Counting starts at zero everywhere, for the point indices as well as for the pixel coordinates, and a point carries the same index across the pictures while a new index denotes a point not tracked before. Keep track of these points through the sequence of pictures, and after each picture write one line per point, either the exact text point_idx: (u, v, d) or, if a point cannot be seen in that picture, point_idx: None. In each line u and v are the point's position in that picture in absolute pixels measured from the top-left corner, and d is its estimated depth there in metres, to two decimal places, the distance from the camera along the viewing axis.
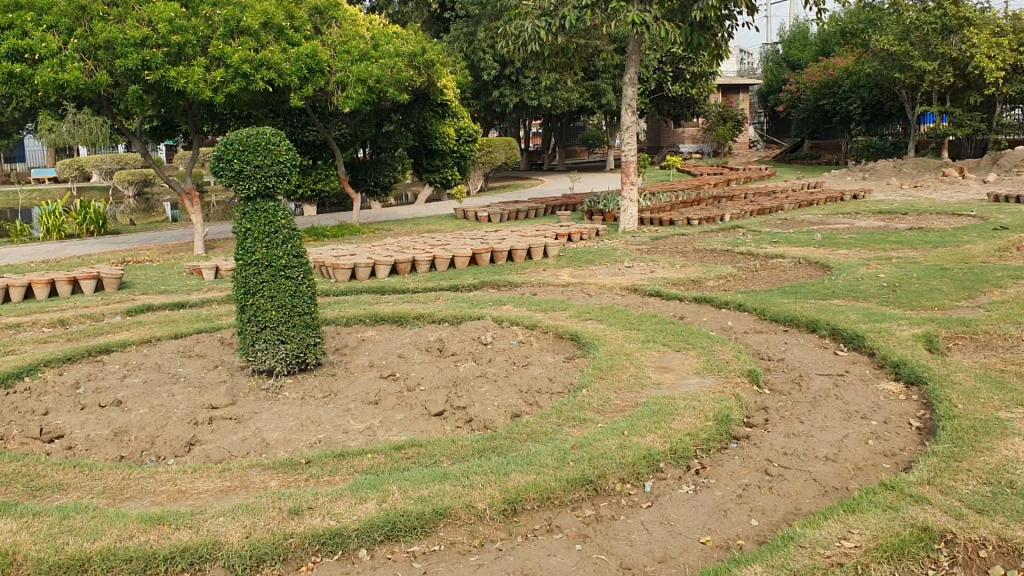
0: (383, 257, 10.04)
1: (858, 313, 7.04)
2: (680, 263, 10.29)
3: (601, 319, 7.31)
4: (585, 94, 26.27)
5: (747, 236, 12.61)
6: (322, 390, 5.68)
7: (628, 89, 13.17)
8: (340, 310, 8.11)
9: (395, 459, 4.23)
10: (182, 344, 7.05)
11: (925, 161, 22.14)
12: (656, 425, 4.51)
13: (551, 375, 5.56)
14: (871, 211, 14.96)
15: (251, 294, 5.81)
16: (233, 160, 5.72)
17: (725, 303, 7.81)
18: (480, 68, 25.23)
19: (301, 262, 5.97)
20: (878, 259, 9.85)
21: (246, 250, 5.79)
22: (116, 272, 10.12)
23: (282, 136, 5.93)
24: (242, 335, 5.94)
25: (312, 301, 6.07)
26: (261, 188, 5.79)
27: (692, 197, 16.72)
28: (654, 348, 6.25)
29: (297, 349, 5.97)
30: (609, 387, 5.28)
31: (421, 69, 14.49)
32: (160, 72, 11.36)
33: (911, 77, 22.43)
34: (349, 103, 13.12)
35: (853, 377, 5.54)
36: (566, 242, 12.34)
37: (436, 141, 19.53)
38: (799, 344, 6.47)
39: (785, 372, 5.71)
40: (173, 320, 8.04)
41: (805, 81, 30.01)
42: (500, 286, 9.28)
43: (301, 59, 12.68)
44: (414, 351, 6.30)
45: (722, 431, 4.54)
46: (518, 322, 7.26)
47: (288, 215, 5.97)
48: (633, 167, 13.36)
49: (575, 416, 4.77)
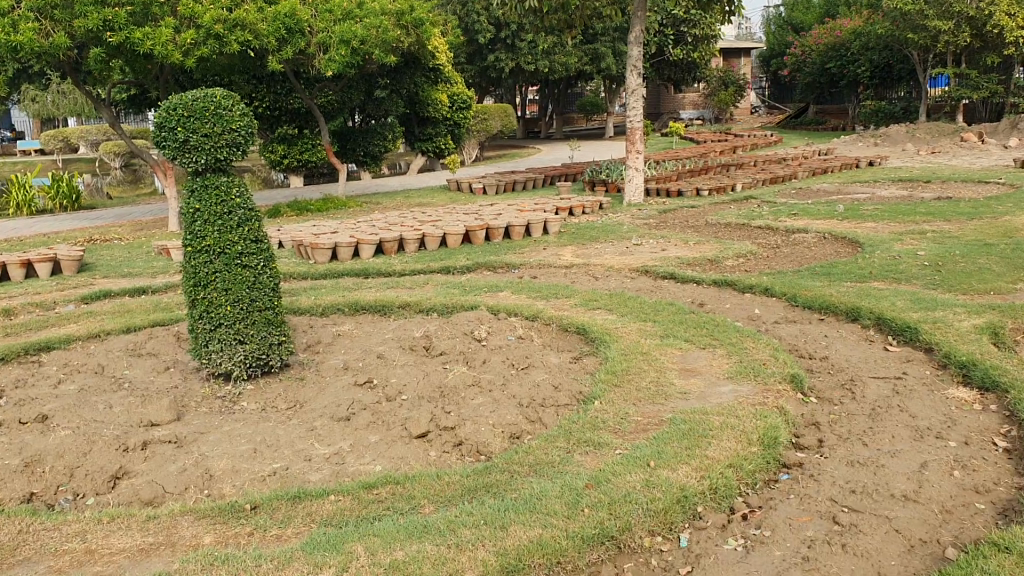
0: (367, 236, 9.14)
1: (906, 299, 6.16)
2: (693, 239, 9.43)
3: (611, 308, 6.42)
4: (583, 58, 25.14)
5: (763, 208, 11.71)
6: (287, 400, 4.82)
7: (633, 49, 12.15)
8: (316, 297, 7.23)
9: (365, 504, 3.36)
10: (133, 339, 6.16)
11: (939, 125, 21.26)
12: (691, 453, 3.65)
13: (556, 382, 4.69)
14: (890, 179, 14.08)
15: (202, 287, 4.95)
16: (176, 128, 4.78)
17: (749, 287, 6.96)
18: (475, 32, 24.19)
19: (262, 248, 5.08)
20: (910, 233, 8.98)
21: (195, 234, 4.91)
22: (74, 254, 9.19)
23: (236, 97, 4.98)
24: (193, 334, 5.09)
25: (276, 294, 5.19)
26: (211, 161, 4.87)
27: (699, 165, 15.79)
28: (676, 346, 5.37)
29: (258, 350, 5.10)
30: (626, 399, 4.40)
31: (409, 29, 13.20)
32: (124, 33, 10.34)
33: (925, 37, 21.46)
34: (332, 67, 12.02)
35: (914, 381, 4.68)
36: (567, 216, 11.44)
37: (428, 108, 18.58)
38: (840, 337, 5.61)
39: (831, 375, 4.85)
40: (128, 310, 7.13)
41: (812, 44, 28.98)
42: (495, 268, 8.40)
43: (279, 18, 11.65)
44: (396, 351, 5.43)
45: (771, 458, 3.69)
46: (517, 313, 6.38)
47: (244, 193, 5.07)
48: (639, 133, 12.39)
49: (586, 438, 3.90)
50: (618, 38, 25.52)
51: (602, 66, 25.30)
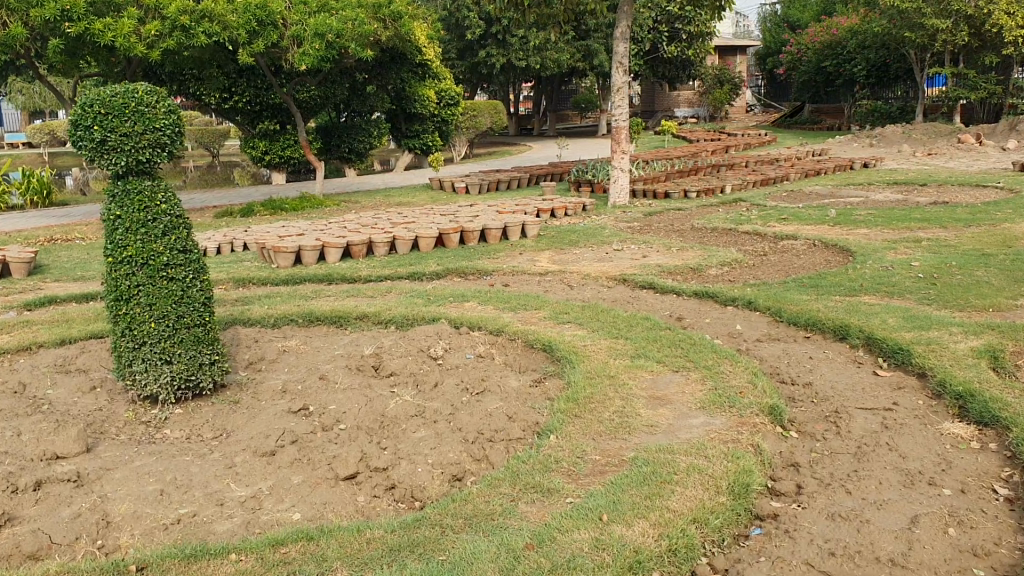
0: (333, 239, 8.68)
1: (898, 316, 5.71)
2: (677, 245, 8.99)
3: (582, 323, 5.96)
4: (575, 54, 24.66)
5: (753, 211, 11.26)
6: (214, 428, 4.36)
7: (618, 46, 11.67)
8: (270, 306, 6.77)
9: (269, 565, 2.91)
10: (62, 353, 5.68)
11: (936, 125, 20.83)
12: (649, 505, 3.21)
13: (510, 411, 4.24)
14: (884, 181, 13.66)
15: (124, 301, 4.47)
16: (92, 126, 4.28)
17: (732, 299, 6.51)
18: (465, 27, 23.74)
19: (190, 259, 4.61)
20: (905, 241, 8.54)
21: (115, 243, 4.43)
22: (24, 256, 8.69)
23: (161, 92, 4.49)
24: (116, 352, 4.62)
25: (207, 308, 4.72)
26: (132, 162, 4.38)
27: (689, 166, 15.33)
28: (646, 367, 4.91)
29: (186, 371, 4.63)
30: (585, 432, 3.95)
31: (388, 23, 12.45)
32: (83, 24, 9.91)
33: (923, 36, 20.98)
34: (306, 60, 11.33)
35: (905, 413, 4.23)
36: (548, 218, 10.99)
37: (415, 104, 18.06)
38: (828, 359, 5.16)
39: (815, 405, 4.40)
40: (68, 320, 6.64)
41: (808, 43, 28.54)
42: (466, 274, 7.95)
43: (249, 10, 10.95)
44: (341, 370, 4.98)
45: (742, 511, 3.24)
46: (480, 327, 5.91)
47: (171, 197, 4.58)
48: (625, 133, 11.93)
49: (533, 483, 3.44)
50: (611, 34, 25.00)
51: (595, 62, 24.80)
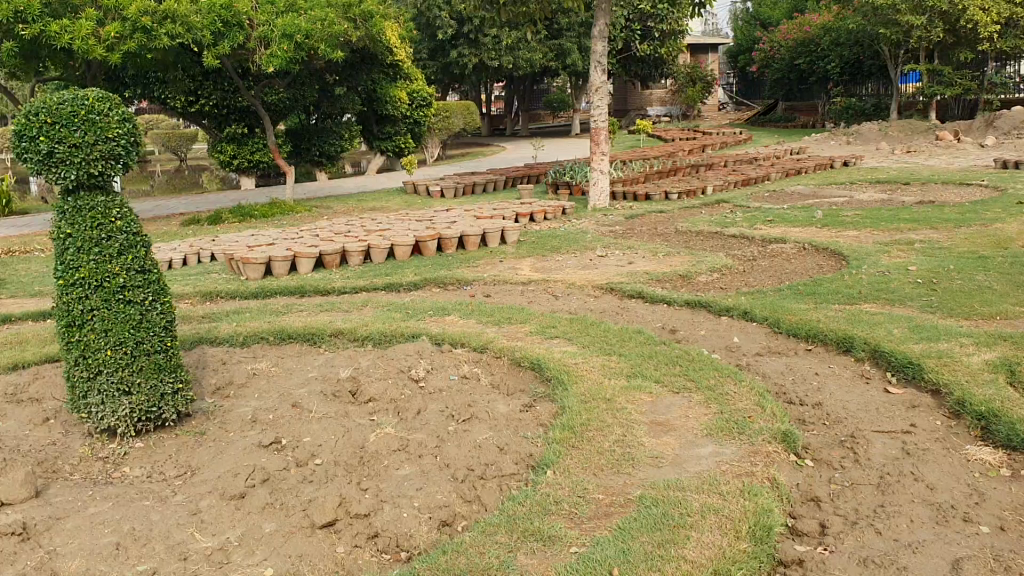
0: (305, 249, 8.29)
1: (903, 326, 5.42)
2: (663, 250, 8.68)
3: (572, 338, 5.62)
4: (548, 53, 24.33)
5: (737, 213, 10.99)
6: (179, 465, 3.98)
7: (597, 44, 11.35)
8: (239, 324, 6.38)
9: None
10: (13, 380, 5.25)
11: (912, 122, 20.73)
12: (661, 556, 2.91)
13: (501, 442, 3.91)
14: (866, 180, 13.48)
15: (77, 328, 4.06)
16: (37, 137, 3.89)
17: (726, 310, 6.21)
18: (436, 26, 23.35)
19: (149, 279, 4.19)
20: (898, 243, 8.29)
21: (66, 265, 4.02)
22: None
23: (115, 100, 4.10)
24: (70, 384, 4.20)
25: (170, 334, 4.30)
26: (83, 176, 3.98)
27: (668, 166, 15.07)
28: (644, 389, 4.59)
29: (147, 403, 4.21)
30: (585, 466, 3.63)
31: (359, 23, 12.04)
32: (38, 26, 9.48)
33: (897, 32, 20.87)
34: (274, 63, 10.90)
35: (925, 436, 3.94)
36: (528, 223, 10.65)
37: (387, 106, 17.66)
38: (834, 374, 4.86)
39: (827, 428, 4.11)
40: (21, 342, 6.21)
41: (781, 40, 28.40)
42: (445, 285, 7.59)
43: (214, 10, 10.51)
44: (316, 396, 4.61)
45: (765, 557, 2.95)
46: (463, 344, 5.56)
47: (128, 214, 4.18)
48: (604, 134, 11.64)
49: (532, 530, 3.12)
50: (584, 33, 24.71)
51: (568, 61, 24.46)
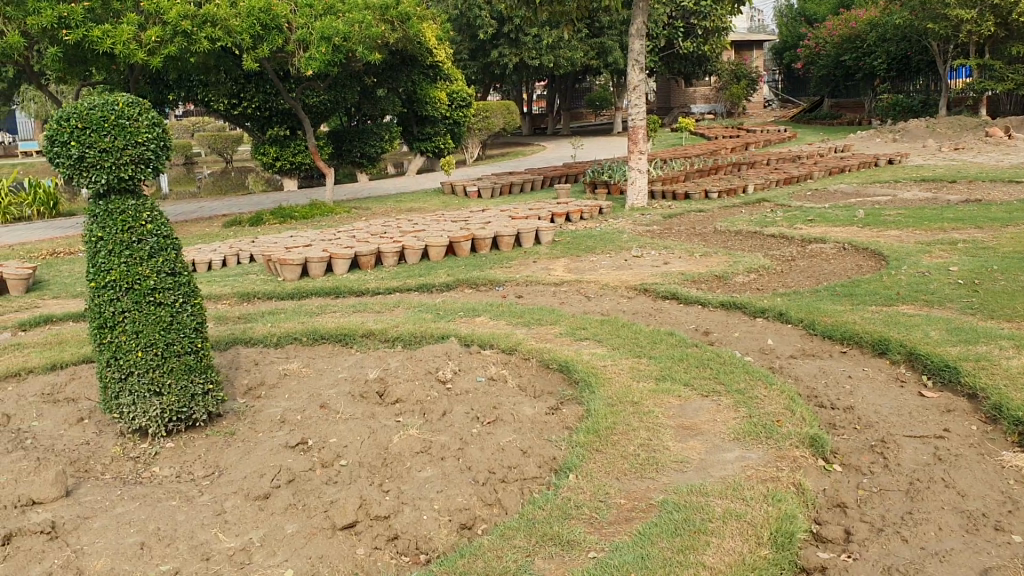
0: (340, 250, 8.34)
1: (942, 328, 5.31)
2: (699, 250, 8.60)
3: (602, 340, 5.59)
4: (589, 52, 24.24)
5: (777, 212, 10.85)
6: (208, 465, 4.03)
7: (634, 43, 11.28)
8: (273, 325, 6.44)
9: None
10: (52, 380, 5.35)
11: (961, 118, 20.31)
12: (680, 561, 2.89)
13: (524, 444, 3.90)
14: (911, 178, 13.23)
15: (108, 329, 4.11)
16: (69, 141, 3.96)
17: (760, 311, 6.13)
18: (477, 26, 23.39)
19: (179, 281, 4.24)
20: (941, 243, 8.12)
21: (97, 267, 4.07)
22: (22, 273, 8.37)
23: (145, 105, 4.17)
24: (102, 385, 4.25)
25: (201, 335, 4.34)
26: (114, 180, 4.04)
27: (709, 164, 14.92)
28: (673, 392, 4.55)
29: (178, 403, 4.25)
30: (607, 470, 3.60)
31: (396, 25, 12.10)
32: (81, 31, 9.69)
33: (946, 27, 20.47)
34: (312, 65, 10.99)
35: (958, 441, 3.85)
36: (563, 223, 10.62)
37: (427, 107, 17.72)
38: (868, 377, 4.77)
39: (857, 432, 4.04)
40: (61, 342, 6.33)
41: (826, 36, 28.00)
42: (477, 286, 7.59)
43: (253, 13, 10.61)
44: (344, 397, 4.63)
45: (786, 565, 2.90)
46: (492, 345, 5.56)
47: (158, 217, 4.23)
48: (643, 132, 11.57)
49: (551, 533, 3.11)
50: (625, 31, 24.57)
51: (609, 60, 24.35)
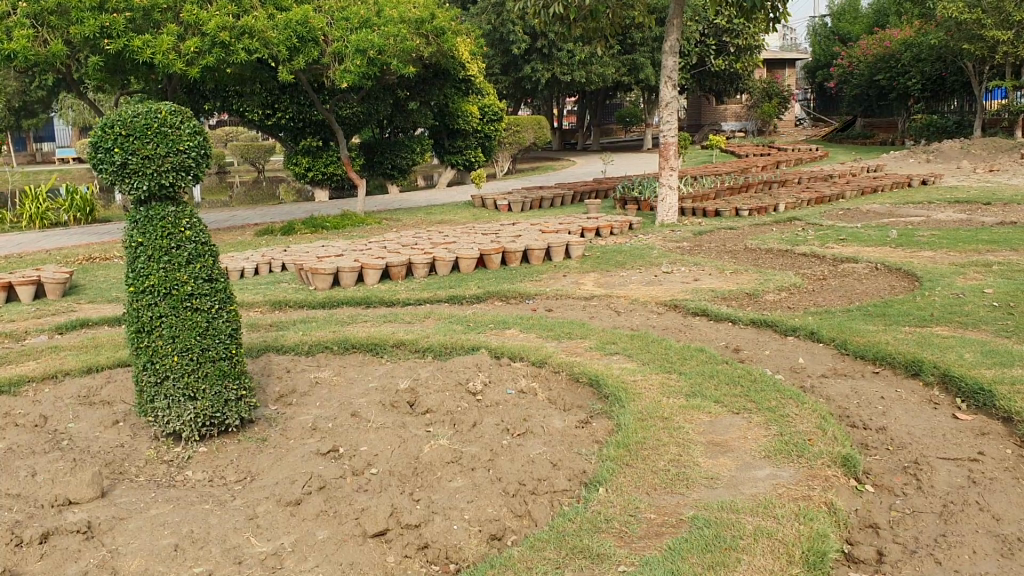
0: (372, 260, 8.41)
1: (977, 351, 5.26)
2: (730, 267, 8.59)
3: (631, 355, 5.59)
4: (621, 68, 24.27)
5: (809, 231, 10.81)
6: (240, 471, 4.07)
7: (667, 60, 11.28)
8: (306, 333, 6.49)
9: None
10: (87, 382, 5.44)
11: (996, 140, 20.13)
12: None
13: (554, 456, 3.92)
14: (945, 199, 13.13)
15: (146, 333, 4.16)
16: (112, 148, 4.04)
17: (792, 329, 6.11)
18: (510, 41, 23.51)
19: (216, 288, 4.28)
20: (975, 265, 8.05)
21: (137, 272, 4.13)
22: (59, 277, 8.50)
23: (186, 113, 4.23)
24: (138, 389, 4.31)
25: (235, 342, 4.37)
26: (155, 187, 4.11)
27: (740, 181, 14.87)
28: (703, 409, 4.54)
29: (211, 408, 4.28)
30: (637, 485, 3.60)
31: (431, 40, 12.21)
32: (122, 41, 9.89)
33: (982, 48, 20.28)
34: (347, 78, 11.09)
35: (993, 465, 3.81)
36: (594, 237, 10.63)
37: (458, 120, 17.80)
38: (901, 399, 4.73)
39: (890, 453, 4.01)
40: (97, 346, 6.42)
41: (860, 55, 27.87)
42: (507, 298, 7.62)
43: (290, 26, 10.73)
44: (375, 406, 4.65)
45: None
46: (523, 358, 5.57)
47: (196, 223, 4.29)
48: (673, 149, 11.60)
49: (580, 546, 3.12)
50: (657, 48, 24.62)
51: (640, 77, 24.36)
